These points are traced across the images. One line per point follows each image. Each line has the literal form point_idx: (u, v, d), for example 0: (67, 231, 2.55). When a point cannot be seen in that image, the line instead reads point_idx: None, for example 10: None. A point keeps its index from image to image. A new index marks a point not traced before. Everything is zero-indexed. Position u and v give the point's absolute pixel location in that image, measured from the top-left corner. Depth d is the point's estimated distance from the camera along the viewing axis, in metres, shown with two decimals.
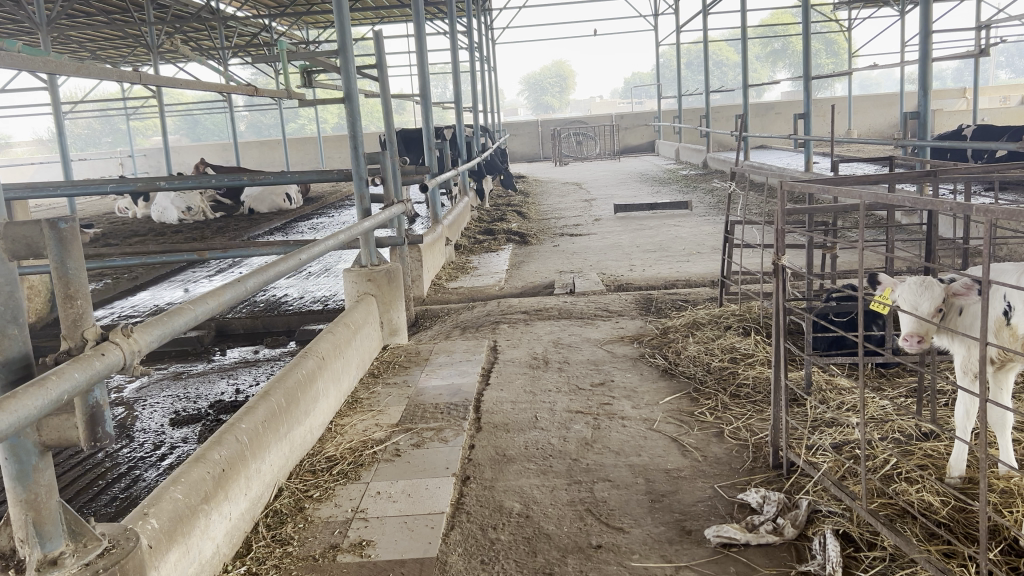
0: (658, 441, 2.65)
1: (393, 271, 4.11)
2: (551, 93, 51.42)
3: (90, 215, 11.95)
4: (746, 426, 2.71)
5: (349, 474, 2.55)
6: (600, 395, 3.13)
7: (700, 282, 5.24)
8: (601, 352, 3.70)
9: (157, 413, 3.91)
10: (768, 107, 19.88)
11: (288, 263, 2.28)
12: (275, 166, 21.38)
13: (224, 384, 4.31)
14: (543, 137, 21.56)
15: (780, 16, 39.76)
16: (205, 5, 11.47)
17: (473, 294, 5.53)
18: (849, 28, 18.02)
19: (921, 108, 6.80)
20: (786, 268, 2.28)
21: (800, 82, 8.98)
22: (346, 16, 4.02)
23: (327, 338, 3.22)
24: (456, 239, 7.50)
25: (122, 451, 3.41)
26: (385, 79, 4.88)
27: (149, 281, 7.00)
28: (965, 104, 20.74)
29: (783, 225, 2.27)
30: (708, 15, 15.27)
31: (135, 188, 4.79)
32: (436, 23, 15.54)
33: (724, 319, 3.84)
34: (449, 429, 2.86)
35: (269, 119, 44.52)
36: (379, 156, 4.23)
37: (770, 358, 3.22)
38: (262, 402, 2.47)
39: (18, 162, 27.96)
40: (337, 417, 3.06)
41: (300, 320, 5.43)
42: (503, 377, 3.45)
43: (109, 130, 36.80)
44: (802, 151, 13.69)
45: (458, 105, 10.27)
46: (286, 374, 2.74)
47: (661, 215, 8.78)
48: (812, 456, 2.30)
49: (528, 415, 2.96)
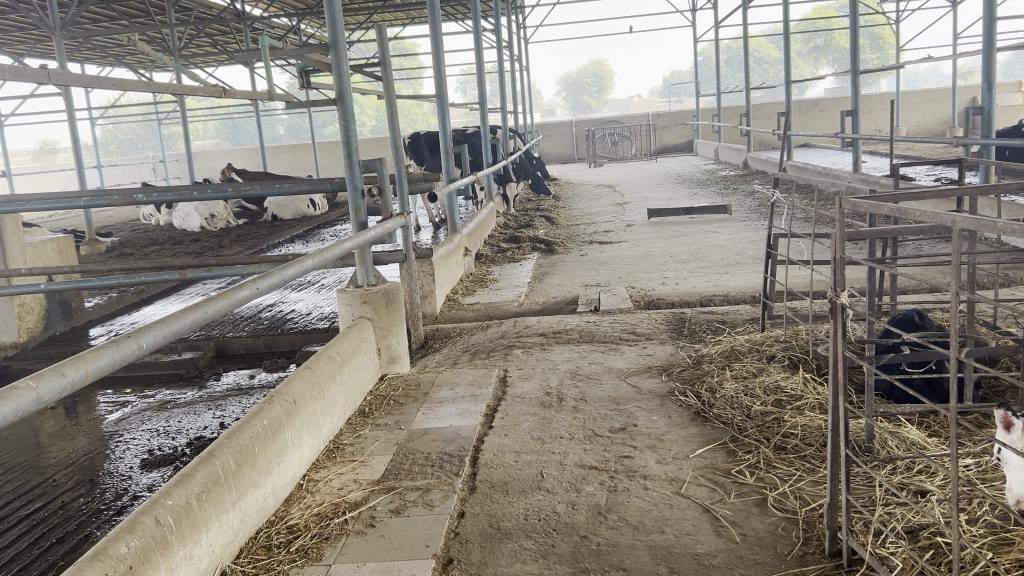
0: (685, 511, 2.17)
1: (392, 291, 3.66)
2: (587, 94, 51.20)
3: (112, 223, 11.71)
4: (795, 491, 2.23)
5: (310, 552, 2.11)
6: (620, 444, 2.65)
7: (740, 299, 4.74)
8: (624, 387, 3.22)
9: (130, 453, 3.52)
10: (812, 104, 19.17)
11: (215, 307, 1.87)
12: (305, 170, 21.12)
13: (208, 416, 3.91)
14: (577, 138, 21.07)
15: (824, 10, 39.07)
16: (227, 6, 11.06)
17: (490, 311, 5.09)
18: (896, 22, 17.18)
19: (985, 103, 6.17)
20: (850, 307, 1.79)
21: (848, 79, 8.39)
22: (336, 11, 3.56)
23: (302, 375, 2.79)
24: (477, 249, 7.05)
25: (80, 502, 3.03)
26: (389, 79, 4.41)
27: (154, 296, 6.67)
28: (1020, 97, 19.83)
29: (844, 250, 1.78)
30: (748, 9, 14.61)
31: (112, 201, 4.37)
32: (464, 23, 15.07)
33: (767, 348, 3.35)
34: (437, 489, 2.41)
35: (303, 124, 44.46)
36: (376, 163, 3.77)
37: (823, 403, 2.71)
38: (200, 468, 2.05)
39: (56, 167, 28.24)
40: (311, 471, 2.63)
41: (303, 340, 5.04)
42: (510, 419, 2.97)
43: (149, 136, 37.04)
44: (849, 150, 13.01)
45: (483, 106, 9.77)
46: (242, 428, 2.32)
47: (698, 220, 8.26)
48: (881, 546, 1.82)
49: (532, 471, 2.50)
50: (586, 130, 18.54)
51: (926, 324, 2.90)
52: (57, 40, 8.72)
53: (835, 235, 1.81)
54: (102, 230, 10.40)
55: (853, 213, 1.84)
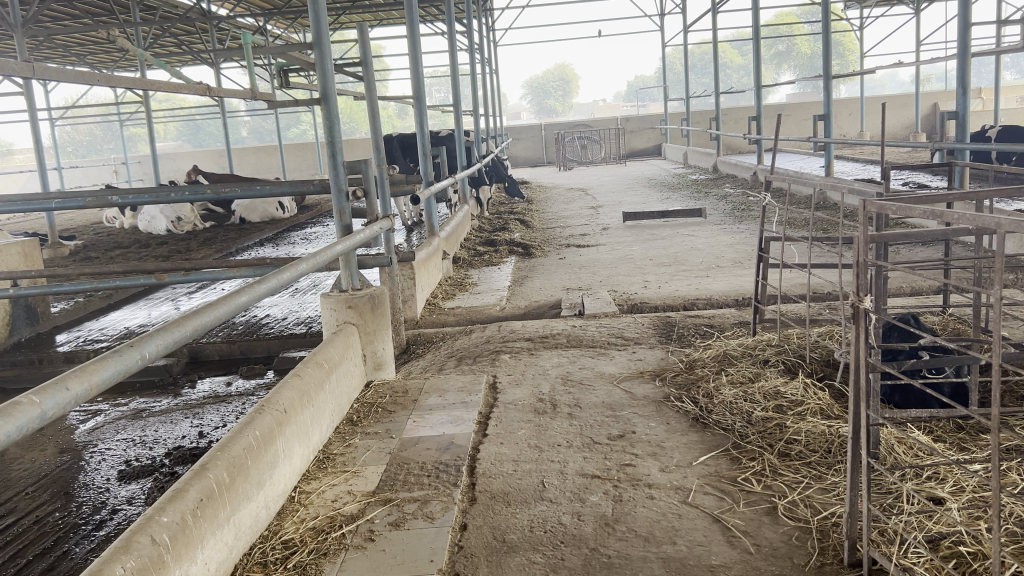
0: (695, 521, 2.12)
1: (378, 295, 3.58)
2: (553, 97, 51.26)
3: (75, 226, 11.43)
4: (805, 499, 2.19)
5: (307, 569, 2.03)
6: (621, 452, 2.59)
7: (724, 302, 4.73)
8: (617, 394, 3.16)
9: (105, 464, 3.39)
10: (778, 109, 19.36)
11: (214, 314, 1.79)
12: (270, 172, 20.86)
13: (186, 425, 3.79)
14: (546, 141, 21.07)
15: (786, 17, 39.57)
16: (194, 6, 10.85)
17: (472, 315, 5.01)
18: (861, 28, 17.39)
19: (959, 108, 6.22)
20: (872, 311, 1.78)
21: (821, 83, 8.42)
22: (322, 10, 3.47)
23: (291, 382, 2.70)
24: (454, 252, 6.97)
25: (56, 516, 2.90)
26: (371, 81, 4.32)
27: (122, 301, 6.50)
28: (981, 103, 20.19)
29: (867, 254, 1.76)
30: (717, 13, 14.70)
31: (83, 203, 4.23)
32: (433, 25, 14.99)
33: (759, 352, 3.32)
34: (437, 500, 2.33)
35: (268, 126, 43.99)
36: (361, 165, 3.68)
37: (824, 410, 2.68)
38: (194, 482, 1.95)
39: (15, 169, 27.66)
40: (302, 482, 2.54)
41: (280, 346, 4.93)
42: (504, 427, 2.90)
43: (111, 137, 36.46)
44: (818, 155, 13.12)
45: (456, 108, 9.68)
46: (233, 439, 2.22)
47: (674, 223, 8.26)
48: (904, 555, 1.79)
49: (533, 481, 2.43)
50: (555, 133, 18.51)
51: (922, 328, 2.89)
52: (19, 39, 8.48)
53: (858, 239, 1.78)
54: (66, 233, 10.15)
55: (876, 216, 1.81)
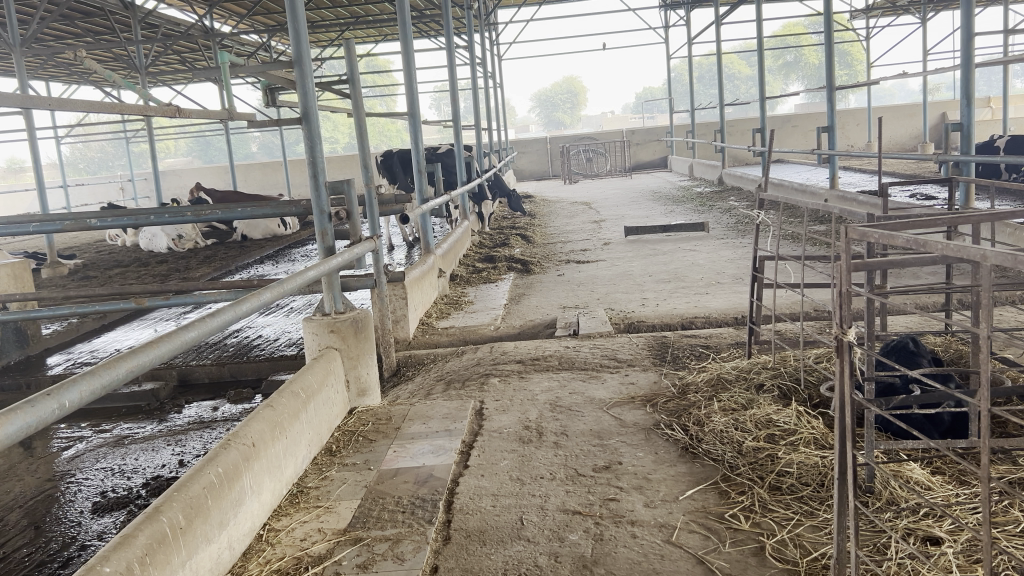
0: (678, 563, 2.00)
1: (362, 319, 3.47)
2: (561, 110, 51.17)
3: (76, 245, 11.39)
4: (795, 539, 2.07)
5: None
6: (605, 485, 2.48)
7: (722, 321, 4.61)
8: (607, 420, 3.05)
9: (81, 495, 3.29)
10: (785, 120, 19.20)
11: (158, 349, 1.69)
12: (276, 188, 20.85)
13: (167, 453, 3.69)
14: (552, 154, 20.99)
15: (795, 28, 39.47)
16: (195, 23, 10.79)
17: (466, 335, 4.90)
18: (867, 38, 17.22)
19: (964, 120, 6.06)
20: (856, 345, 1.67)
21: (825, 95, 8.27)
22: (301, 29, 3.38)
23: (262, 414, 2.59)
24: (451, 269, 6.86)
25: (23, 552, 2.80)
26: (358, 97, 4.23)
27: (115, 322, 6.43)
28: (990, 112, 19.98)
29: (850, 283, 1.66)
30: (721, 25, 14.60)
31: (62, 227, 4.14)
32: (437, 39, 14.92)
33: (754, 376, 3.21)
34: (409, 540, 2.23)
35: (275, 142, 44.08)
36: (344, 185, 3.58)
37: (818, 439, 2.56)
38: (145, 527, 1.85)
39: (24, 189, 27.78)
40: (272, 519, 2.44)
41: (271, 368, 4.83)
42: (487, 458, 2.79)
43: (120, 155, 36.56)
44: (823, 167, 12.98)
45: (455, 124, 9.57)
46: (194, 477, 2.13)
47: (675, 238, 8.14)
48: None
49: (512, 518, 2.32)
50: (560, 147, 18.44)
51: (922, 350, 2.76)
52: (18, 58, 8.42)
53: (840, 265, 1.68)
54: (66, 252, 10.11)
55: (860, 242, 1.71)
